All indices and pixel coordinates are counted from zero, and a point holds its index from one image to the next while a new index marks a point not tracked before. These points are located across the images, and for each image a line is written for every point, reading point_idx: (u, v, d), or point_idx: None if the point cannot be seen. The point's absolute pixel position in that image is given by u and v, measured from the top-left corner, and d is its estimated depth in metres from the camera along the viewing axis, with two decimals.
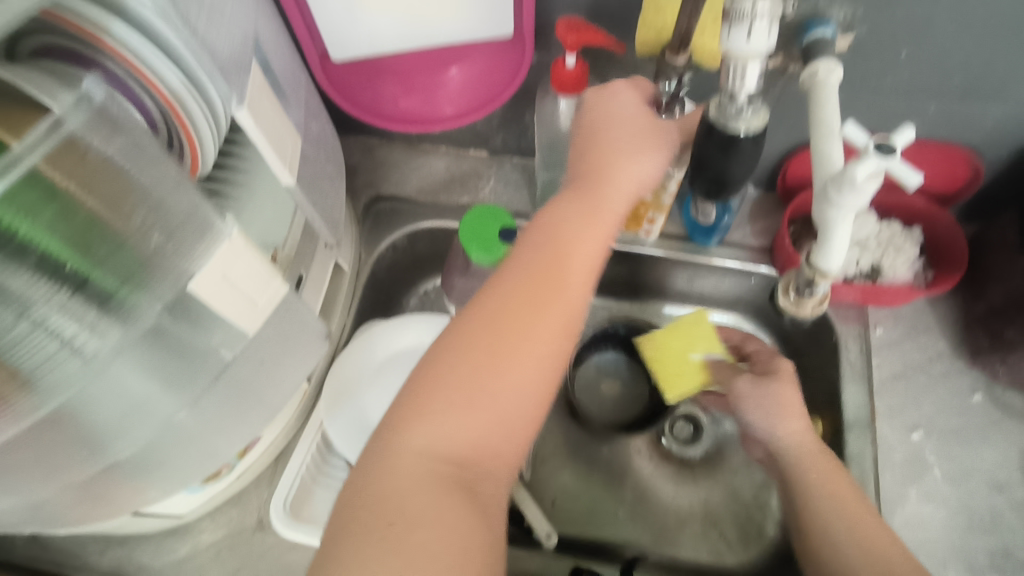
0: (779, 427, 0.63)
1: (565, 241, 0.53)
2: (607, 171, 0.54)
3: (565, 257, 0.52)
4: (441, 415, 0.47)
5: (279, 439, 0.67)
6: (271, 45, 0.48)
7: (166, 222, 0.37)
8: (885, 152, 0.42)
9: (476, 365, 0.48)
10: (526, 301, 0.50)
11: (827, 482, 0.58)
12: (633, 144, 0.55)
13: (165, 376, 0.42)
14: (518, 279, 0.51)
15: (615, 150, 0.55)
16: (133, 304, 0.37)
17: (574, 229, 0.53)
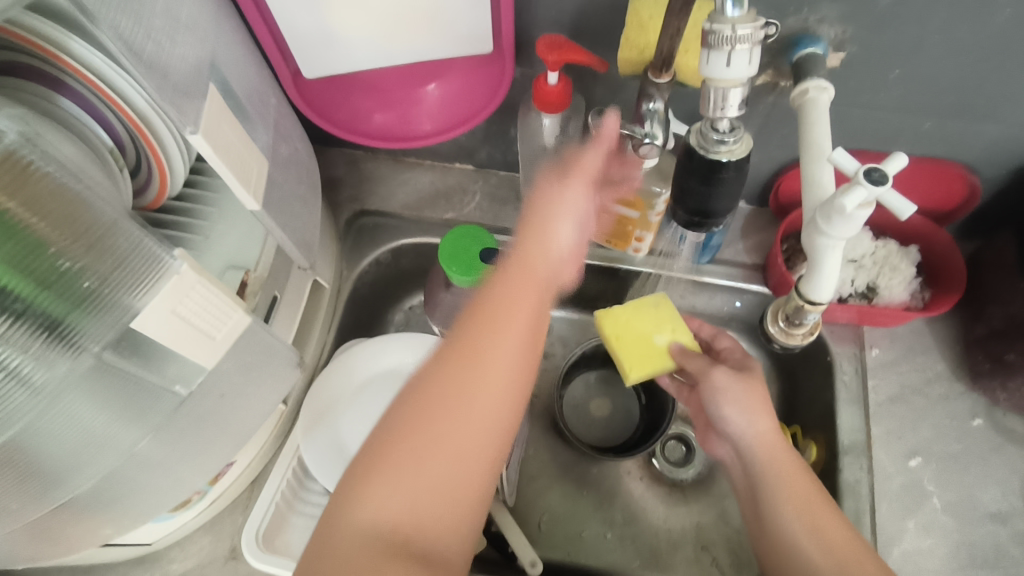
0: (747, 426, 0.57)
1: (508, 296, 0.51)
2: (543, 231, 0.55)
3: (513, 307, 0.50)
4: (380, 485, 0.44)
5: (254, 464, 0.65)
6: (231, 67, 0.46)
7: (117, 246, 0.34)
8: (876, 179, 0.40)
9: (412, 431, 0.46)
10: (465, 361, 0.48)
11: (792, 489, 0.54)
12: (562, 208, 0.56)
13: (120, 412, 0.40)
14: (458, 338, 0.49)
15: (551, 214, 0.55)
16: (82, 332, 0.34)
17: (514, 285, 0.52)
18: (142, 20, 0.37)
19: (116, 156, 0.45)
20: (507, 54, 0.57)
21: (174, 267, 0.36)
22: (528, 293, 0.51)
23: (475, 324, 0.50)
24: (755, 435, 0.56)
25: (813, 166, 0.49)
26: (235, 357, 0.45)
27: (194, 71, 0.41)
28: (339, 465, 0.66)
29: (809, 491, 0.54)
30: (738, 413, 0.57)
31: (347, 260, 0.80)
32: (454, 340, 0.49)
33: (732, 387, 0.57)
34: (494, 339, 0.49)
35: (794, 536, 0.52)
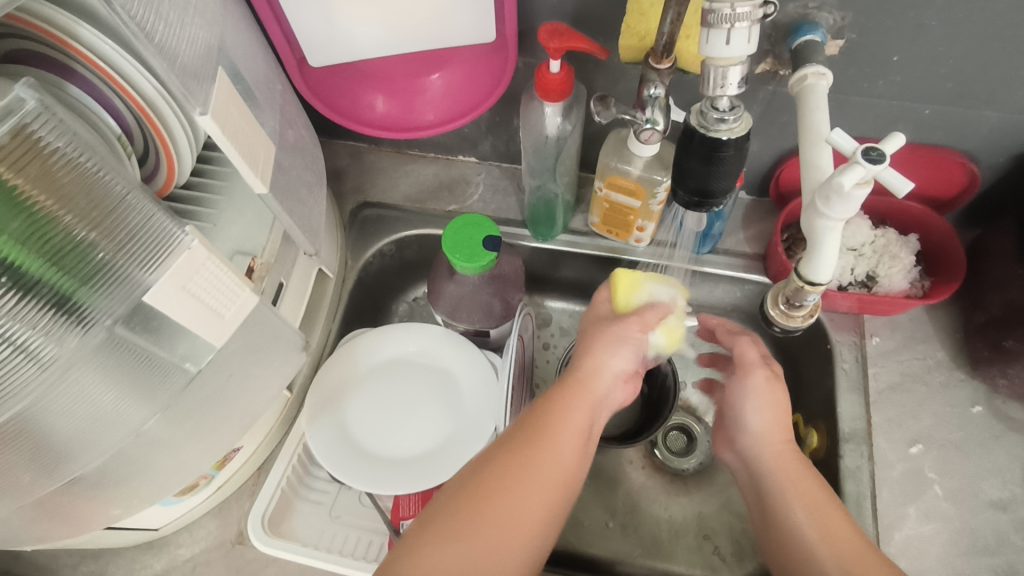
0: (764, 426, 0.59)
1: (569, 404, 0.56)
2: (602, 349, 0.60)
3: (559, 427, 0.54)
4: (435, 552, 0.46)
5: (260, 450, 0.65)
6: (240, 54, 0.47)
7: (125, 221, 0.35)
8: (874, 158, 0.40)
9: (472, 508, 0.49)
10: (526, 454, 0.52)
11: (800, 486, 0.55)
12: (614, 339, 0.60)
13: (131, 387, 0.40)
14: (521, 431, 0.54)
15: (609, 360, 0.59)
16: (92, 307, 0.35)
17: (573, 394, 0.57)
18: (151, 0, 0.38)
19: (124, 142, 0.46)
20: (510, 42, 0.58)
21: (185, 243, 0.36)
22: (586, 408, 0.56)
23: (536, 420, 0.55)
24: (769, 437, 0.58)
25: (812, 150, 0.49)
26: (242, 338, 0.46)
27: (203, 53, 0.42)
28: (343, 451, 0.67)
29: (816, 488, 0.54)
30: (755, 406, 0.60)
31: (351, 251, 0.80)
32: (515, 434, 0.54)
33: (761, 390, 0.60)
34: (555, 433, 0.54)
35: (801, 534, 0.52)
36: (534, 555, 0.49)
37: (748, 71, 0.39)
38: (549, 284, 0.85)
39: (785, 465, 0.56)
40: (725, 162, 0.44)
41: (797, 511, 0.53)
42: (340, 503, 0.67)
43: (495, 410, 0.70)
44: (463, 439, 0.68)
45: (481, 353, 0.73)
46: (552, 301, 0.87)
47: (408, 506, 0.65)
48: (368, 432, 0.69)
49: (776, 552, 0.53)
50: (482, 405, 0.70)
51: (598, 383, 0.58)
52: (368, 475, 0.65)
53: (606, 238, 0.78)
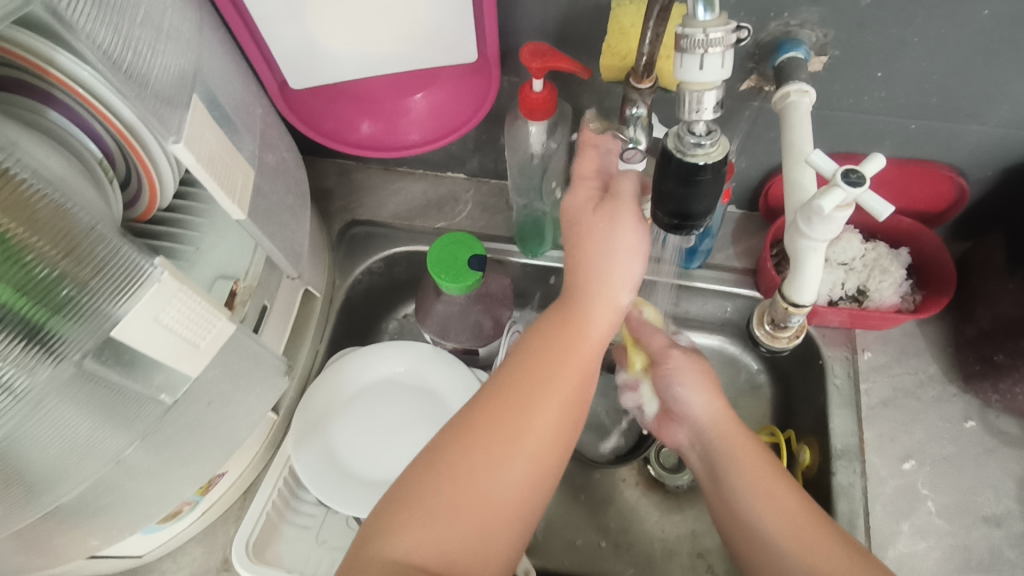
0: (694, 402, 0.64)
1: (560, 351, 0.51)
2: (602, 266, 0.52)
3: (551, 369, 0.51)
4: (414, 531, 0.45)
5: (246, 474, 0.65)
6: (218, 81, 0.47)
7: (92, 255, 0.34)
8: (853, 181, 0.40)
9: (466, 463, 0.48)
10: (522, 400, 0.50)
11: (749, 462, 0.58)
12: (620, 249, 0.52)
13: (105, 420, 0.39)
14: (503, 387, 0.51)
15: (609, 271, 0.52)
16: (66, 338, 0.34)
17: (562, 334, 0.52)
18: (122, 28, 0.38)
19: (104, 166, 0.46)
20: (493, 62, 0.58)
21: (155, 275, 0.36)
22: (583, 338, 0.52)
23: (523, 373, 0.51)
24: (707, 414, 0.62)
25: (796, 168, 0.49)
26: (222, 366, 0.45)
27: (176, 79, 0.42)
28: (329, 474, 0.66)
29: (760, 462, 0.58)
30: (685, 388, 0.64)
31: (339, 271, 0.80)
32: (495, 391, 0.51)
33: (686, 370, 0.65)
34: (551, 378, 0.50)
35: (763, 521, 0.54)
36: (520, 522, 0.48)
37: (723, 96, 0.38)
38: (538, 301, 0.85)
39: (728, 438, 0.60)
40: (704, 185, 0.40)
41: (745, 484, 0.56)
42: (327, 527, 0.66)
43: None
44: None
45: (469, 372, 0.72)
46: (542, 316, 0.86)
47: None
48: (354, 453, 0.68)
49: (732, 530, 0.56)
50: None
51: (594, 313, 0.52)
52: (348, 498, 0.65)
53: None
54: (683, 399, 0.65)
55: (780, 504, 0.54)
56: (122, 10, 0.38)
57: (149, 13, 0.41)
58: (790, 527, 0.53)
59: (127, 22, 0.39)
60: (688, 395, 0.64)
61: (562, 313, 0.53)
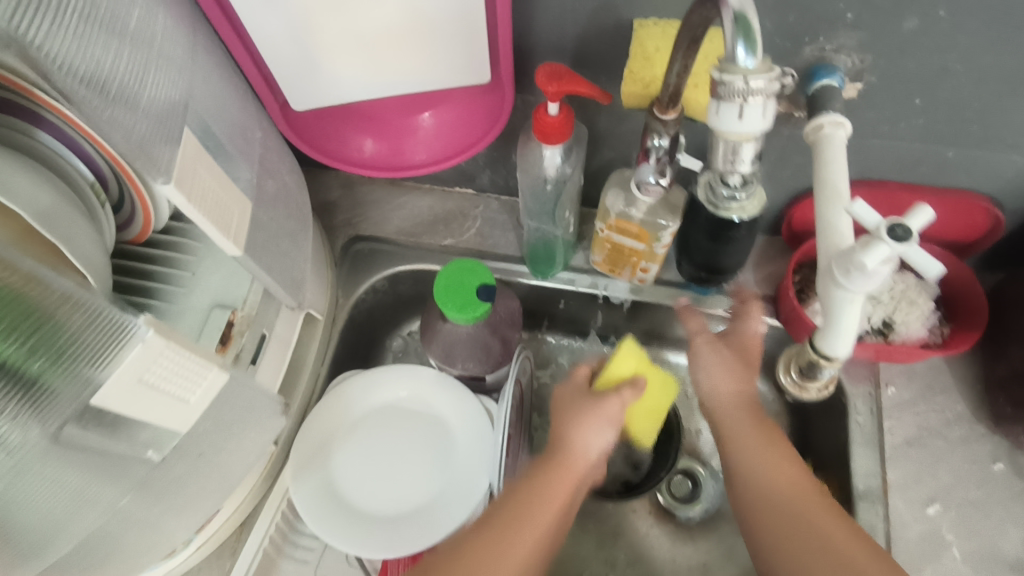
0: (709, 377, 0.61)
1: (534, 491, 0.54)
2: (573, 435, 0.57)
3: (526, 518, 0.52)
4: None
5: (245, 504, 0.61)
6: (213, 108, 0.44)
7: (71, 318, 0.31)
8: (899, 235, 0.37)
9: None
10: (497, 544, 0.51)
11: (753, 436, 0.57)
12: (595, 419, 0.58)
13: (91, 483, 0.36)
14: (491, 517, 0.53)
15: (587, 436, 0.57)
16: (56, 396, 0.31)
17: (550, 470, 0.55)
18: (107, 60, 0.35)
19: (96, 190, 0.46)
20: (507, 84, 0.54)
21: (139, 335, 0.32)
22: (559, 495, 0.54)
23: (507, 505, 0.53)
24: (718, 392, 0.60)
25: (831, 210, 0.45)
26: (213, 418, 0.42)
27: (166, 110, 0.39)
28: (329, 508, 0.64)
29: (764, 435, 0.57)
30: (710, 368, 0.61)
31: (342, 289, 0.77)
32: (511, 496, 0.54)
33: (710, 352, 0.61)
34: (526, 527, 0.52)
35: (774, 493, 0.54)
36: None
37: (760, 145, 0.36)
38: (547, 322, 0.83)
39: (732, 409, 0.59)
40: (737, 243, 0.51)
41: (754, 456, 0.56)
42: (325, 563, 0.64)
43: (487, 465, 0.66)
44: (443, 507, 0.65)
45: (474, 400, 0.70)
46: (552, 337, 0.84)
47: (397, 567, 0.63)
48: (356, 484, 0.66)
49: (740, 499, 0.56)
50: (473, 461, 0.67)
51: (579, 464, 0.56)
52: (347, 531, 0.62)
53: (607, 277, 0.76)
54: (703, 376, 0.62)
55: (798, 494, 0.54)
56: (105, 42, 0.35)
57: (136, 43, 0.38)
58: (801, 499, 0.53)
59: (111, 54, 0.36)
60: (708, 373, 0.61)
61: (545, 459, 0.57)
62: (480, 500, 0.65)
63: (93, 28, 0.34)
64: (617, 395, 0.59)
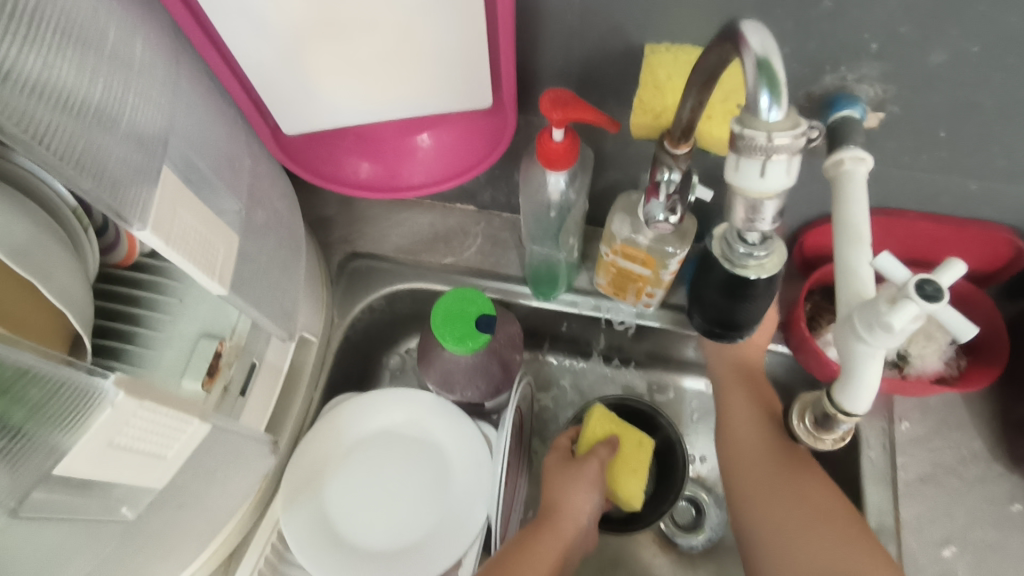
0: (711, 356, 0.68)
1: (532, 540, 0.58)
2: (561, 497, 0.62)
3: (531, 558, 0.56)
4: None
5: (235, 535, 0.58)
6: (196, 137, 0.41)
7: (30, 387, 0.29)
8: (930, 292, 0.35)
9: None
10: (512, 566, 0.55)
11: (740, 407, 0.62)
12: (579, 483, 0.63)
13: (60, 550, 0.34)
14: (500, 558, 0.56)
15: (576, 498, 0.62)
16: (30, 451, 0.29)
17: (542, 530, 0.59)
18: (74, 106, 0.32)
19: (79, 216, 0.46)
20: (509, 109, 0.52)
21: (109, 397, 0.30)
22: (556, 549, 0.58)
23: (507, 554, 0.56)
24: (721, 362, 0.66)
25: (850, 251, 0.42)
26: (194, 468, 0.40)
27: (143, 151, 0.36)
28: (322, 541, 0.62)
29: (750, 409, 0.61)
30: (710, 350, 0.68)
31: (338, 308, 0.75)
32: (508, 552, 0.56)
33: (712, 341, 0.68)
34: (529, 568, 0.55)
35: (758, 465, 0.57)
36: None
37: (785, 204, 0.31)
38: (548, 342, 0.81)
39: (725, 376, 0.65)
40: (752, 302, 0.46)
41: (737, 424, 0.61)
42: None
43: (485, 496, 0.64)
44: (443, 539, 0.63)
45: (475, 427, 0.68)
46: (553, 358, 0.82)
47: None
48: (349, 517, 0.64)
49: (730, 470, 0.59)
50: (472, 492, 0.65)
51: (570, 526, 0.61)
52: (342, 565, 0.61)
53: (610, 300, 0.73)
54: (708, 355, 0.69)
55: (789, 471, 0.56)
56: (72, 86, 0.32)
57: (109, 85, 0.35)
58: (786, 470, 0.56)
59: (77, 98, 0.33)
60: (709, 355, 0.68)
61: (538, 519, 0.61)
62: (477, 536, 0.63)
63: (60, 66, 0.32)
64: (595, 456, 0.65)
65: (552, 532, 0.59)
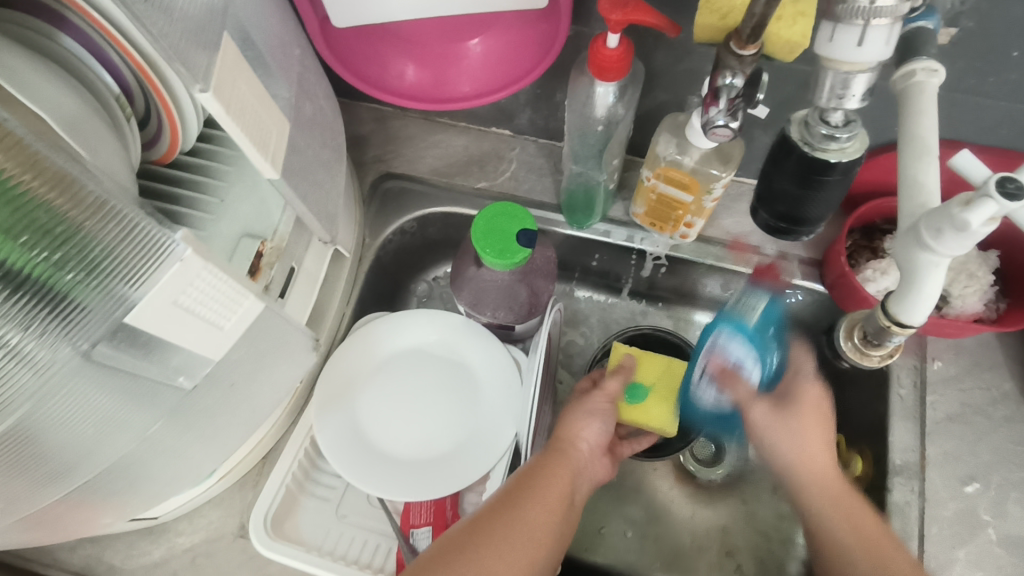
0: (789, 450, 0.60)
1: (541, 465, 0.58)
2: (567, 427, 0.63)
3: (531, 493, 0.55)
4: (455, 562, 0.50)
5: (269, 437, 0.61)
6: (250, 14, 0.40)
7: (103, 229, 0.29)
8: (1011, 195, 0.34)
9: (466, 544, 0.51)
10: (514, 504, 0.54)
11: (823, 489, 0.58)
12: (582, 413, 0.64)
13: (122, 407, 0.35)
14: (507, 492, 0.56)
15: (580, 429, 0.62)
16: (88, 312, 0.29)
17: (552, 456, 0.59)
18: None
19: (122, 103, 0.44)
20: (565, 13, 0.50)
21: (177, 253, 0.30)
22: (564, 475, 0.58)
23: (515, 485, 0.56)
24: (763, 415, 0.63)
25: (917, 164, 0.41)
26: (248, 348, 0.41)
27: (203, 16, 0.35)
28: (355, 450, 0.63)
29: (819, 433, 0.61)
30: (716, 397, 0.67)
31: (369, 228, 0.74)
32: (520, 478, 0.57)
33: (786, 419, 0.61)
34: (532, 501, 0.55)
35: (804, 476, 0.59)
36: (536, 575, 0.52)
37: (875, 81, 0.35)
38: (579, 274, 0.80)
39: (809, 479, 0.58)
40: (828, 189, 0.50)
41: (783, 438, 0.61)
42: (347, 501, 0.64)
43: (513, 416, 0.65)
44: (468, 456, 0.64)
45: (504, 351, 0.68)
46: (581, 292, 0.82)
47: (419, 513, 0.62)
48: (380, 428, 0.65)
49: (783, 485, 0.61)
50: (498, 411, 0.66)
51: (576, 454, 0.60)
52: (369, 475, 0.62)
53: (645, 231, 0.72)
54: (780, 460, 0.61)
55: (843, 492, 0.57)
56: None
57: None
58: (825, 485, 0.58)
59: None
60: (795, 441, 0.60)
61: (554, 443, 0.61)
62: (505, 451, 0.64)
63: None
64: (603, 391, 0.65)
65: (557, 461, 0.59)
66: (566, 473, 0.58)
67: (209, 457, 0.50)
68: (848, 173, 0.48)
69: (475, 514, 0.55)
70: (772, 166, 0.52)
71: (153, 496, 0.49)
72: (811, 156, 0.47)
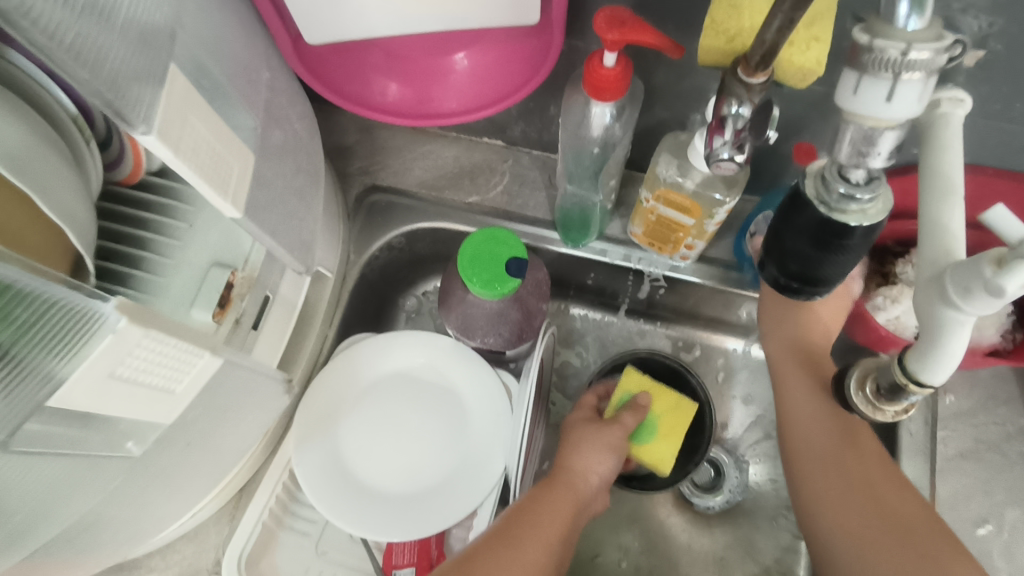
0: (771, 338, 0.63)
1: (545, 494, 0.56)
2: (573, 454, 0.60)
3: (533, 522, 0.53)
4: None
5: (247, 470, 0.57)
6: (206, 38, 0.36)
7: (24, 303, 0.25)
8: None
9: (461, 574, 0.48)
10: (513, 535, 0.52)
11: (818, 414, 0.57)
12: (597, 445, 0.61)
13: (64, 479, 0.32)
14: (506, 523, 0.53)
15: (590, 459, 0.60)
16: (14, 388, 0.26)
17: (555, 487, 0.57)
18: None
19: (80, 124, 0.41)
20: (557, 30, 0.45)
21: (110, 324, 0.27)
22: (568, 507, 0.55)
23: (515, 515, 0.54)
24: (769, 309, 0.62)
25: (940, 207, 0.37)
26: (205, 404, 0.38)
27: (147, 44, 0.31)
28: (336, 482, 0.60)
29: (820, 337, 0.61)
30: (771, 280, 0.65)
31: (354, 245, 0.71)
32: (519, 509, 0.54)
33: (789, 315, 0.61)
34: (532, 534, 0.52)
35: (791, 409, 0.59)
36: None
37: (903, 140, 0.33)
38: (574, 290, 0.77)
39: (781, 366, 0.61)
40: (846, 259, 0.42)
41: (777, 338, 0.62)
42: (327, 536, 0.61)
43: (502, 447, 0.62)
44: (454, 490, 0.61)
45: (494, 376, 0.65)
46: (576, 309, 0.78)
47: (401, 552, 0.60)
48: (363, 459, 0.62)
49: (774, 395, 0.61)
50: (488, 441, 0.63)
51: (582, 485, 0.58)
52: (351, 510, 0.59)
53: (644, 250, 0.69)
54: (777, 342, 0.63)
55: (855, 458, 0.54)
56: None
57: None
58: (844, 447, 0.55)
59: None
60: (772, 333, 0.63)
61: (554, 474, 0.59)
62: (494, 486, 0.61)
63: None
64: (621, 424, 0.62)
65: (561, 489, 0.56)
66: (571, 504, 0.56)
67: (177, 504, 0.47)
68: (871, 236, 0.41)
69: (470, 545, 0.52)
70: (782, 221, 0.44)
71: (118, 546, 0.46)
72: (829, 218, 0.40)
